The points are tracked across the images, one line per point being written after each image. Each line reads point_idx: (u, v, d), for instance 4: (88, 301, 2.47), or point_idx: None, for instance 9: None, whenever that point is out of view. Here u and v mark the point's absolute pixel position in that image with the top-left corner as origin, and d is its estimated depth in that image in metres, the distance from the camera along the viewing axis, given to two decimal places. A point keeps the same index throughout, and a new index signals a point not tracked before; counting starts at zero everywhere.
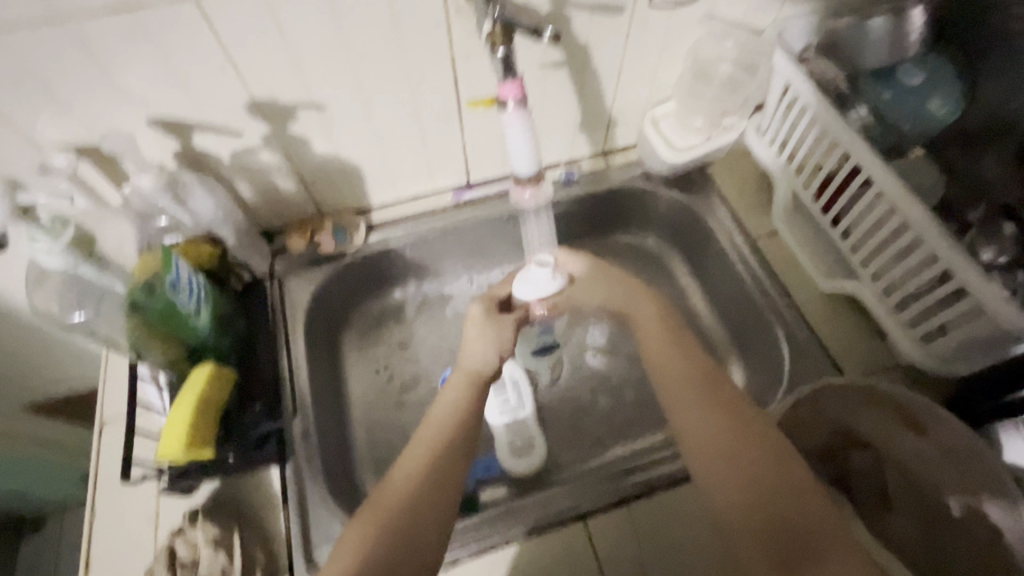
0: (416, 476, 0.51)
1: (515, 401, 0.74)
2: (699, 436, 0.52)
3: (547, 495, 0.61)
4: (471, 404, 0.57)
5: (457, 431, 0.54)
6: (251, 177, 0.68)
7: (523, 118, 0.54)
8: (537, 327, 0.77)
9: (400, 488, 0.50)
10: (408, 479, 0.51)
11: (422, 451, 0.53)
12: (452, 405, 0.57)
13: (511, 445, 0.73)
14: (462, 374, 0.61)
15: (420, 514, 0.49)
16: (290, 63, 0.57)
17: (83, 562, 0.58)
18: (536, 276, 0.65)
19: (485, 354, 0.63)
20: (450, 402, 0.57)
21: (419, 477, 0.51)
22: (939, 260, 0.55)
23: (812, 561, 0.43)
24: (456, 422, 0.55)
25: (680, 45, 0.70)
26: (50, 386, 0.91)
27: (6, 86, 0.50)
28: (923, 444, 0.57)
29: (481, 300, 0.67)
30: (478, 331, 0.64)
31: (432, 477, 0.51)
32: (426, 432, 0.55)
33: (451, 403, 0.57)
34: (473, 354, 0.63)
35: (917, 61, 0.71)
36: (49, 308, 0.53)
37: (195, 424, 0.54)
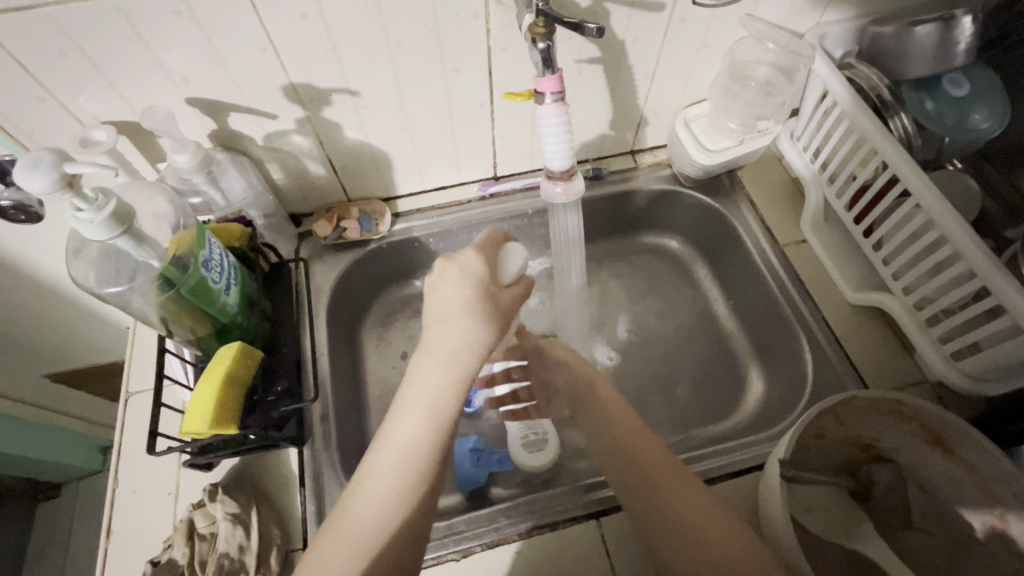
0: (384, 510, 0.45)
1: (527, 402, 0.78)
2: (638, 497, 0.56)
3: (552, 496, 0.61)
4: (450, 420, 0.49)
5: (431, 462, 0.47)
6: (282, 161, 0.69)
7: (560, 111, 0.57)
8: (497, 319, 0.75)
9: (359, 536, 0.44)
10: (367, 528, 0.44)
11: (390, 477, 0.46)
12: (426, 413, 0.48)
13: (524, 439, 0.74)
14: (449, 365, 0.50)
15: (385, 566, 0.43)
16: (329, 48, 0.57)
17: (106, 528, 0.59)
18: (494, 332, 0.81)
19: (474, 338, 0.51)
20: (424, 407, 0.49)
21: (381, 519, 0.45)
22: (976, 277, 0.54)
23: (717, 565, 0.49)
24: (431, 446, 0.47)
25: (718, 45, 0.69)
26: (72, 351, 0.94)
27: (54, 59, 0.51)
28: (950, 462, 0.55)
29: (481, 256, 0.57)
30: (460, 324, 0.51)
31: (397, 506, 0.45)
32: (393, 450, 0.47)
33: (425, 410, 0.48)
34: (459, 350, 0.51)
35: (964, 72, 0.69)
36: (86, 278, 0.53)
37: (221, 403, 0.54)
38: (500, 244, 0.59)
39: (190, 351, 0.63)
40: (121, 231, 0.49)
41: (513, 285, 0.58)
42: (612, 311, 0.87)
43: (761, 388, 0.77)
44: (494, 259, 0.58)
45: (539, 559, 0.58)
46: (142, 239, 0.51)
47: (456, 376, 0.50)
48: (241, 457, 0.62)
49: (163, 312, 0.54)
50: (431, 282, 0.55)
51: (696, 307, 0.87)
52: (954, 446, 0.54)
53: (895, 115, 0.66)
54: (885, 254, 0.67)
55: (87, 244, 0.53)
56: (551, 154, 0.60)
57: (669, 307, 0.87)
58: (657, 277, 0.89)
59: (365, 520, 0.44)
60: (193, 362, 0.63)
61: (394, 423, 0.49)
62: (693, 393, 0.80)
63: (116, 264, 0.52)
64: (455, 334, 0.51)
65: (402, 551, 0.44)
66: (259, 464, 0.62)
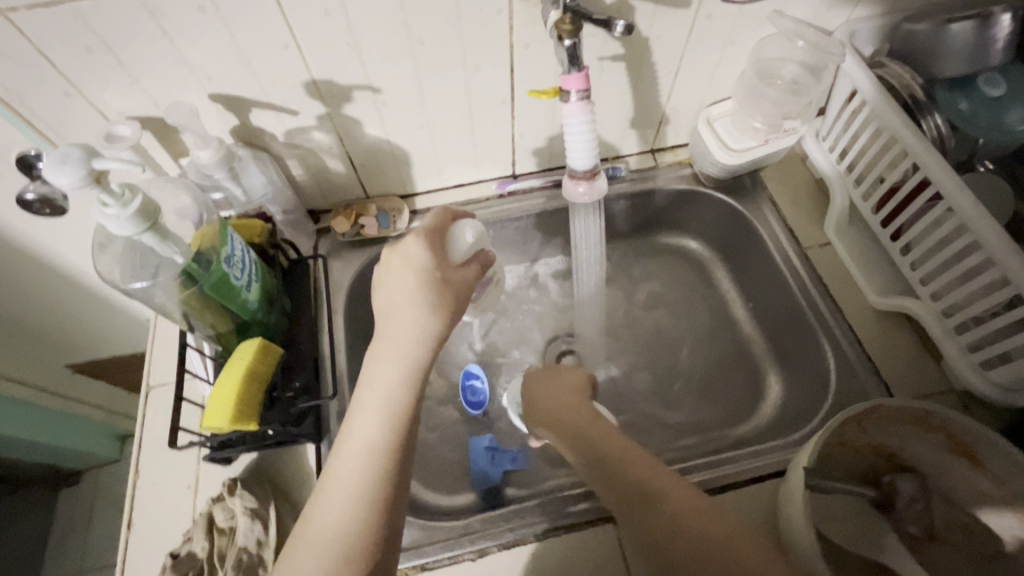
0: (347, 513, 0.45)
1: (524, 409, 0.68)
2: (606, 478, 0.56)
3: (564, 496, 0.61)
4: (405, 412, 0.49)
5: (387, 454, 0.47)
6: (302, 156, 0.69)
7: (585, 110, 0.56)
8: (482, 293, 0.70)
9: (326, 535, 0.44)
10: (333, 525, 0.44)
11: (350, 474, 0.46)
12: (381, 410, 0.49)
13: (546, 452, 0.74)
14: (396, 358, 0.50)
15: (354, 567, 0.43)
16: (350, 44, 0.57)
17: (127, 518, 0.60)
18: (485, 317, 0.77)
19: (421, 330, 0.51)
20: (378, 404, 0.49)
21: (347, 516, 0.45)
22: (1010, 284, 0.53)
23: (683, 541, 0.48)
24: (388, 439, 0.48)
25: (744, 42, 0.68)
26: (92, 339, 0.96)
27: (81, 55, 0.51)
28: (977, 473, 0.54)
29: (425, 244, 0.56)
30: (407, 318, 0.52)
31: (361, 506, 0.45)
32: (352, 450, 0.47)
33: (377, 405, 0.49)
34: (405, 341, 0.51)
35: (1001, 70, 0.67)
36: (111, 273, 0.53)
37: (242, 398, 0.55)
38: (447, 225, 0.58)
39: (210, 346, 0.63)
40: (145, 227, 0.49)
41: (467, 264, 0.58)
42: (628, 311, 0.87)
43: (781, 393, 0.76)
44: (442, 243, 0.57)
45: (559, 564, 0.57)
46: (166, 235, 0.51)
47: (404, 370, 0.50)
48: (259, 452, 0.62)
49: (186, 306, 0.55)
50: (380, 281, 0.55)
51: (714, 309, 0.85)
52: (982, 458, 0.53)
53: (928, 116, 0.65)
54: (913, 259, 0.65)
55: (112, 240, 0.53)
56: (574, 154, 0.59)
57: (688, 308, 0.86)
58: (675, 278, 0.88)
59: (330, 521, 0.45)
60: (213, 357, 0.63)
61: (351, 424, 0.49)
62: (711, 395, 0.79)
63: (139, 259, 0.52)
64: (404, 329, 0.51)
65: (374, 545, 0.44)
66: (277, 459, 0.62)
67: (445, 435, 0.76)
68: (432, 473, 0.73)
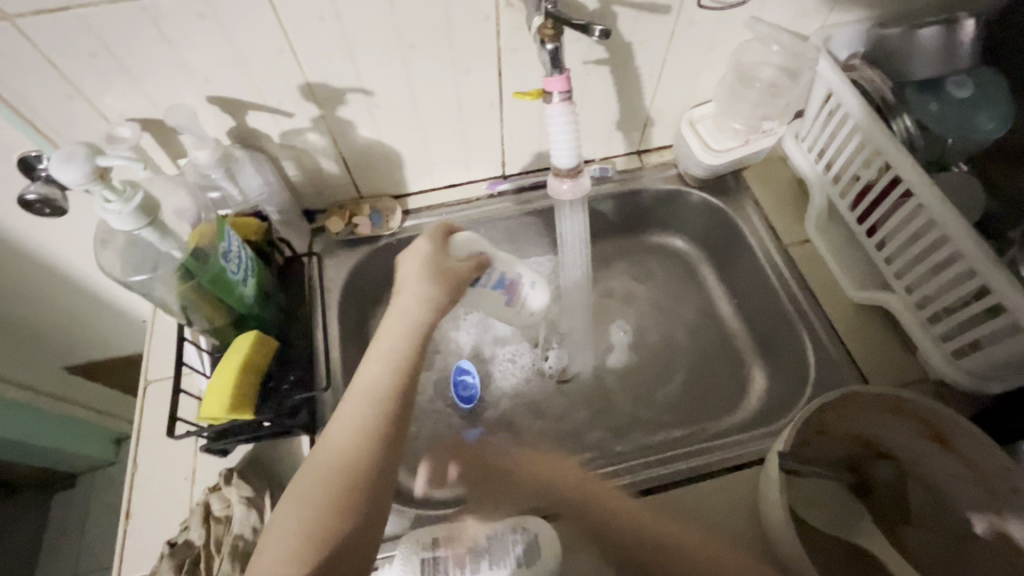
0: (350, 450, 0.49)
1: (472, 556, 0.55)
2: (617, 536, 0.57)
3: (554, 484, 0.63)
4: (404, 364, 0.54)
5: (386, 398, 0.52)
6: (297, 158, 0.71)
7: (567, 110, 0.58)
8: (507, 280, 0.69)
9: (327, 467, 0.49)
10: (334, 457, 0.49)
11: (352, 414, 0.51)
12: (386, 359, 0.54)
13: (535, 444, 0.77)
14: (399, 318, 0.57)
15: (353, 497, 0.47)
16: (344, 50, 0.59)
17: (125, 509, 0.61)
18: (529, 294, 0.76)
19: (421, 296, 0.58)
20: (381, 357, 0.55)
21: (345, 452, 0.49)
22: (976, 275, 0.55)
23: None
24: (387, 386, 0.53)
25: (723, 47, 0.70)
26: (90, 338, 0.98)
27: (84, 59, 0.53)
28: (949, 456, 0.56)
29: (427, 237, 0.63)
30: (411, 285, 0.59)
31: (362, 443, 0.50)
32: (358, 394, 0.52)
33: (380, 356, 0.55)
34: (408, 305, 0.58)
35: (968, 73, 0.69)
36: (111, 268, 0.55)
37: (238, 390, 0.56)
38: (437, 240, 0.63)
39: (208, 340, 0.65)
40: (146, 222, 0.50)
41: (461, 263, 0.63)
42: (617, 308, 0.89)
43: (763, 386, 0.78)
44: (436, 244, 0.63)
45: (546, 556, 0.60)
46: (165, 231, 0.53)
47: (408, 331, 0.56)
48: (254, 444, 0.64)
49: (183, 302, 0.56)
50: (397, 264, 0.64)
51: (700, 306, 0.88)
52: (954, 442, 0.55)
53: (897, 117, 0.67)
54: (888, 254, 0.67)
55: (113, 236, 0.55)
56: (558, 153, 0.61)
57: (674, 305, 0.89)
58: (661, 276, 0.91)
59: (332, 453, 0.49)
60: (210, 351, 0.65)
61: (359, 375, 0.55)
62: (697, 389, 0.81)
63: (140, 255, 0.54)
64: (407, 295, 0.58)
65: (368, 478, 0.48)
66: (272, 451, 0.64)
67: (436, 429, 0.78)
68: (424, 466, 0.75)
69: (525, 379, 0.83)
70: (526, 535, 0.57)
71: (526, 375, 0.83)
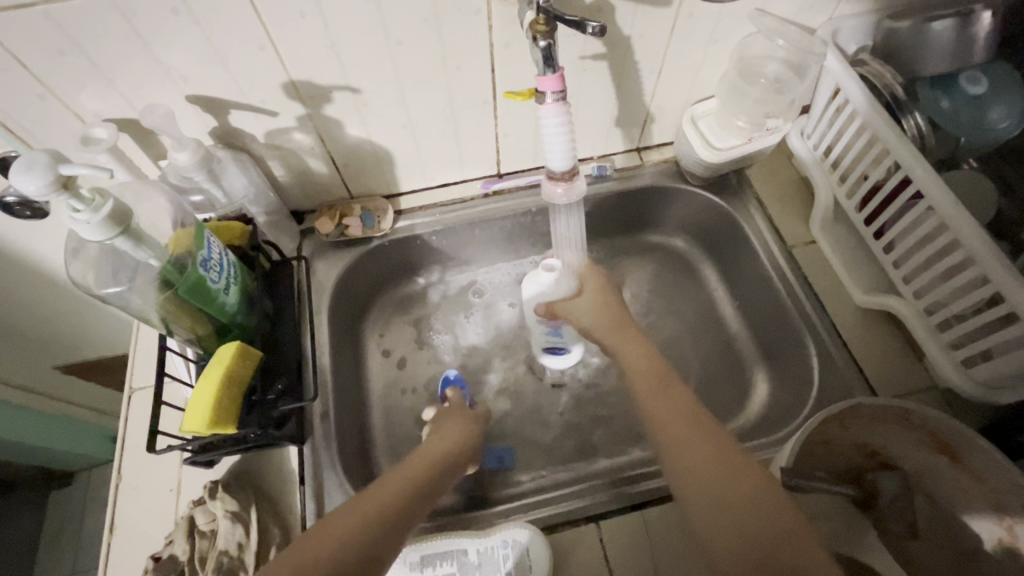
0: (395, 497, 0.50)
1: (462, 573, 0.55)
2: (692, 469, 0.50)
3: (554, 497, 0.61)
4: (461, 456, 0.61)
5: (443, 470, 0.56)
6: (284, 157, 0.68)
7: (560, 111, 0.56)
8: (542, 327, 0.72)
9: (382, 493, 0.50)
10: (388, 489, 0.50)
11: (414, 467, 0.55)
12: (447, 444, 0.61)
13: (532, 449, 0.75)
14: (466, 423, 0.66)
15: (376, 533, 0.46)
16: (328, 45, 0.56)
17: (109, 523, 0.60)
18: (542, 278, 0.68)
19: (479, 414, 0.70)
20: (445, 441, 0.62)
21: (398, 491, 0.51)
22: (990, 282, 0.53)
23: None
24: (446, 461, 0.58)
25: (726, 41, 0.67)
26: (78, 340, 0.96)
27: (52, 57, 0.51)
28: (957, 470, 0.54)
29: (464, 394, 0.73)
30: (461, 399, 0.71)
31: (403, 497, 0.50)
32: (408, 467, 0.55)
33: (445, 442, 0.61)
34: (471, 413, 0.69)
35: (982, 69, 0.67)
36: (86, 277, 0.52)
37: (220, 402, 0.54)
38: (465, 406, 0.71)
39: (192, 349, 0.63)
40: (118, 231, 0.48)
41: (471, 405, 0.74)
42: None
43: (766, 391, 0.76)
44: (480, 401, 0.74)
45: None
46: (140, 239, 0.50)
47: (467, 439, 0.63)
48: (241, 455, 0.62)
49: (162, 312, 0.54)
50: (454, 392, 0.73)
51: (700, 306, 0.85)
52: (960, 454, 0.53)
53: (908, 115, 0.64)
54: (896, 257, 0.65)
55: (86, 244, 0.53)
56: (552, 154, 0.59)
57: (674, 306, 0.86)
58: (661, 276, 0.88)
59: (388, 487, 0.51)
60: (195, 360, 0.63)
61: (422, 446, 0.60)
62: (696, 393, 0.79)
63: (114, 262, 0.52)
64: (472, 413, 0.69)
65: (408, 515, 0.49)
66: (259, 462, 0.62)
67: None
68: None
69: (520, 383, 0.81)
70: (517, 549, 0.55)
71: (522, 379, 0.81)
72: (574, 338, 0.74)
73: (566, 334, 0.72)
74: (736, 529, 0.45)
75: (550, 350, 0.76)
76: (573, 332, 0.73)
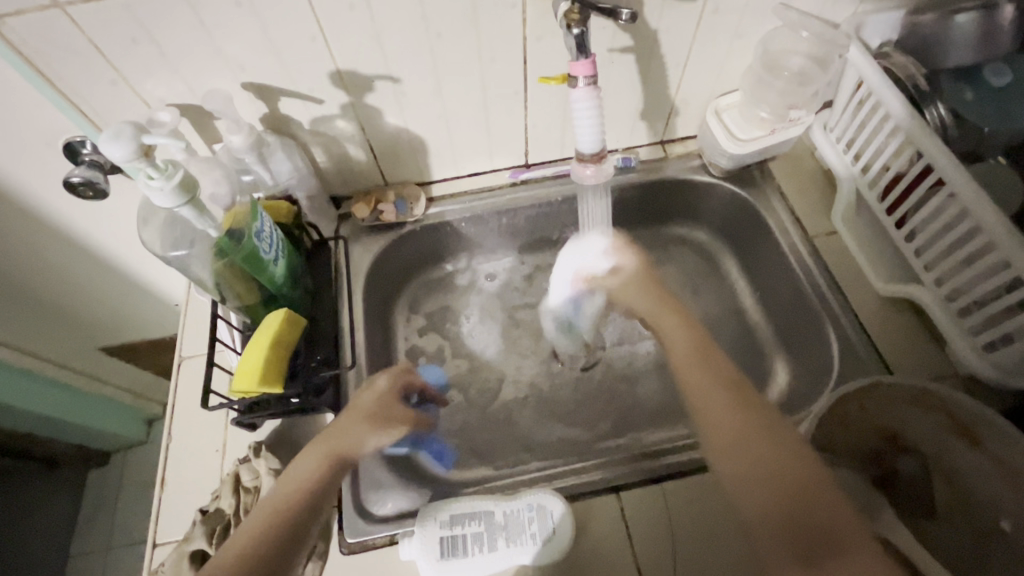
0: (236, 559, 0.46)
1: (489, 532, 0.57)
2: (726, 437, 0.54)
3: (582, 468, 0.63)
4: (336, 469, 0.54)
5: (308, 503, 0.51)
6: (326, 144, 0.73)
7: (591, 95, 0.59)
8: (566, 298, 0.80)
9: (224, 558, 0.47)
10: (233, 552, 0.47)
11: (272, 506, 0.50)
12: (325, 456, 0.54)
13: (555, 429, 0.77)
14: (359, 418, 0.57)
15: None
16: (373, 36, 0.60)
17: (160, 478, 0.64)
18: (584, 247, 0.76)
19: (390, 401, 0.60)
20: (322, 449, 0.54)
21: (243, 548, 0.47)
22: (1011, 266, 0.54)
23: (833, 552, 0.46)
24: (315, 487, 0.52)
25: (750, 34, 0.70)
26: (125, 319, 1.02)
27: (127, 45, 0.56)
28: (975, 453, 0.56)
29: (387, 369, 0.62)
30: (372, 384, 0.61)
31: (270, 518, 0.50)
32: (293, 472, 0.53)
33: (320, 453, 0.54)
34: (376, 399, 0.59)
35: (1006, 61, 0.67)
36: (153, 243, 0.57)
37: (268, 364, 0.59)
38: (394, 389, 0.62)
39: (239, 319, 0.67)
40: (185, 200, 0.53)
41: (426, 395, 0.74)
42: None
43: (786, 379, 0.77)
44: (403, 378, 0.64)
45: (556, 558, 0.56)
46: (203, 210, 0.55)
47: (354, 442, 0.55)
48: (281, 421, 0.66)
49: (218, 278, 0.59)
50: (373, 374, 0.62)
51: (722, 297, 0.87)
52: (981, 437, 0.55)
53: (930, 106, 0.67)
54: (917, 245, 0.66)
55: (154, 215, 0.58)
56: (582, 137, 0.62)
57: (696, 296, 0.88)
58: (683, 267, 0.90)
59: (234, 546, 0.47)
60: (241, 329, 0.67)
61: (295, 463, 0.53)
62: None
63: (178, 231, 0.57)
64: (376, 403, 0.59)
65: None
66: (298, 428, 0.66)
67: (456, 411, 0.79)
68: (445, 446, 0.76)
69: (543, 367, 0.83)
70: (542, 514, 0.58)
71: (544, 363, 0.83)
72: (590, 318, 0.81)
73: (586, 310, 0.80)
74: (770, 495, 0.50)
75: (564, 328, 0.82)
76: (591, 311, 0.80)
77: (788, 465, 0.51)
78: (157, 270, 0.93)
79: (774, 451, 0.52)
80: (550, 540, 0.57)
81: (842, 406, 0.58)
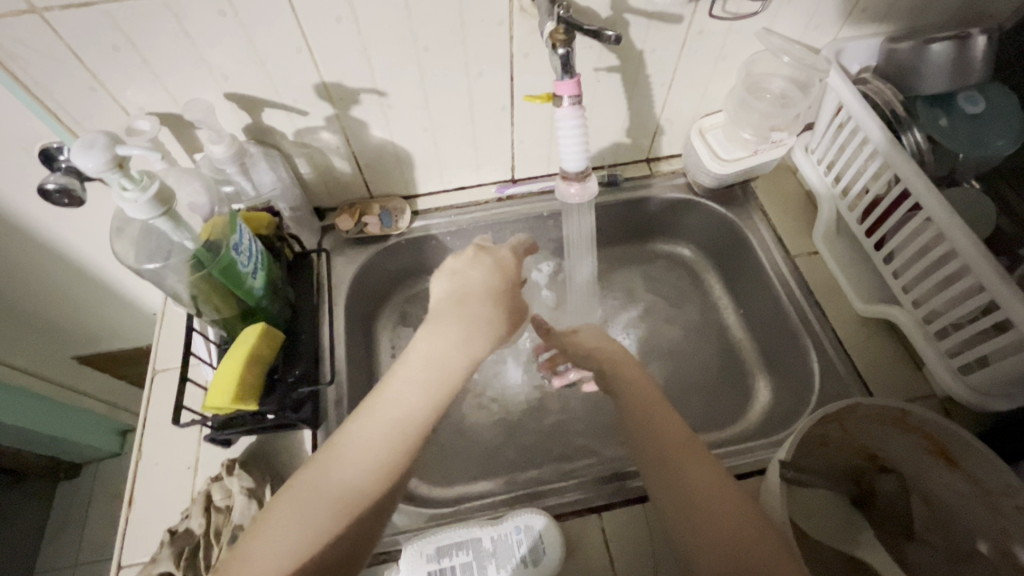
0: (357, 476, 0.46)
1: (477, 561, 0.55)
2: (674, 483, 0.50)
3: (560, 488, 0.62)
4: (441, 394, 0.51)
5: (411, 431, 0.48)
6: (310, 156, 0.72)
7: (577, 114, 0.59)
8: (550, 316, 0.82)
9: (341, 471, 0.46)
10: (354, 469, 0.46)
11: (373, 438, 0.47)
12: (426, 383, 0.50)
13: (537, 445, 0.77)
14: (448, 343, 0.53)
15: (348, 522, 0.44)
16: (360, 49, 0.60)
17: (128, 497, 0.62)
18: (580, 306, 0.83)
19: (475, 313, 0.56)
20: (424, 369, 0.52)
21: (369, 468, 0.46)
22: (984, 290, 0.54)
23: None
24: (423, 417, 0.49)
25: (734, 57, 0.71)
26: (98, 329, 0.99)
27: (108, 54, 0.55)
28: (954, 474, 0.55)
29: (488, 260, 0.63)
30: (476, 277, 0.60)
31: (349, 551, 0.44)
32: (355, 459, 0.46)
33: (426, 378, 0.51)
34: (468, 327, 0.55)
35: (980, 88, 0.69)
36: (127, 255, 0.56)
37: (242, 380, 0.57)
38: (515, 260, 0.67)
39: (216, 332, 0.66)
40: (162, 212, 0.52)
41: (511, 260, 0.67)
42: (624, 314, 0.89)
43: (768, 397, 0.77)
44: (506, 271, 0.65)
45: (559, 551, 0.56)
46: (179, 222, 0.54)
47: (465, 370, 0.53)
48: (256, 437, 0.64)
49: (194, 290, 0.57)
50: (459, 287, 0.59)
51: (706, 314, 0.88)
52: (958, 459, 0.54)
53: (907, 131, 0.68)
54: (896, 267, 0.67)
55: (129, 225, 0.56)
56: (566, 154, 0.62)
57: (681, 311, 0.88)
58: (668, 283, 0.91)
59: (350, 478, 0.46)
60: (218, 343, 0.66)
61: (392, 382, 0.51)
62: (702, 400, 0.80)
63: (154, 243, 0.56)
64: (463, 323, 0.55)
65: (363, 520, 0.45)
66: (274, 444, 0.64)
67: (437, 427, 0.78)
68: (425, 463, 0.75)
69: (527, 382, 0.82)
70: (530, 536, 0.56)
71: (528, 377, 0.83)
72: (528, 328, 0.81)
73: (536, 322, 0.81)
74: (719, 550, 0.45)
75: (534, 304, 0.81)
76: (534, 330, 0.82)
77: (736, 514, 0.47)
78: (135, 279, 0.91)
79: (721, 497, 0.48)
80: (538, 561, 0.55)
81: (825, 431, 0.57)
